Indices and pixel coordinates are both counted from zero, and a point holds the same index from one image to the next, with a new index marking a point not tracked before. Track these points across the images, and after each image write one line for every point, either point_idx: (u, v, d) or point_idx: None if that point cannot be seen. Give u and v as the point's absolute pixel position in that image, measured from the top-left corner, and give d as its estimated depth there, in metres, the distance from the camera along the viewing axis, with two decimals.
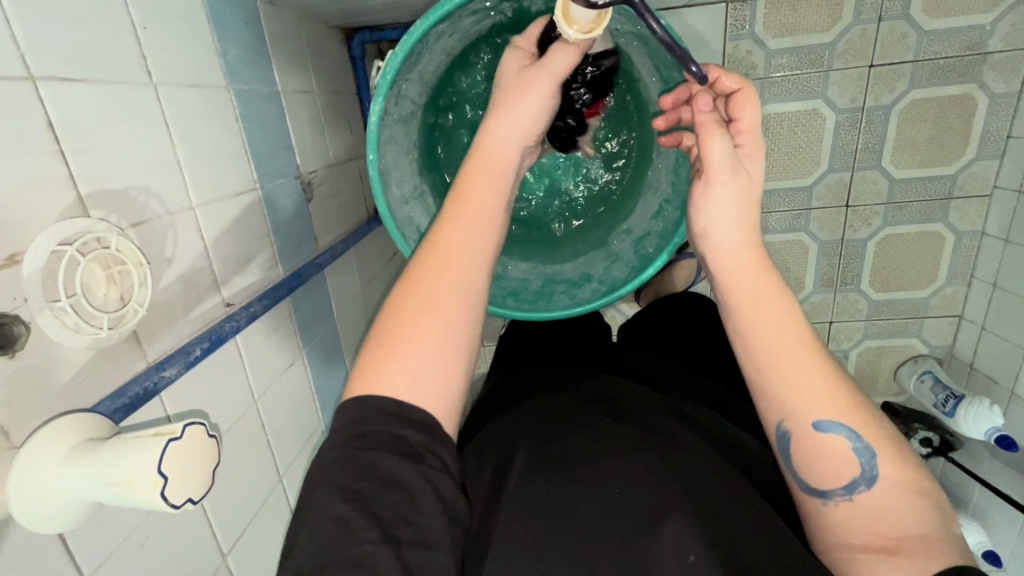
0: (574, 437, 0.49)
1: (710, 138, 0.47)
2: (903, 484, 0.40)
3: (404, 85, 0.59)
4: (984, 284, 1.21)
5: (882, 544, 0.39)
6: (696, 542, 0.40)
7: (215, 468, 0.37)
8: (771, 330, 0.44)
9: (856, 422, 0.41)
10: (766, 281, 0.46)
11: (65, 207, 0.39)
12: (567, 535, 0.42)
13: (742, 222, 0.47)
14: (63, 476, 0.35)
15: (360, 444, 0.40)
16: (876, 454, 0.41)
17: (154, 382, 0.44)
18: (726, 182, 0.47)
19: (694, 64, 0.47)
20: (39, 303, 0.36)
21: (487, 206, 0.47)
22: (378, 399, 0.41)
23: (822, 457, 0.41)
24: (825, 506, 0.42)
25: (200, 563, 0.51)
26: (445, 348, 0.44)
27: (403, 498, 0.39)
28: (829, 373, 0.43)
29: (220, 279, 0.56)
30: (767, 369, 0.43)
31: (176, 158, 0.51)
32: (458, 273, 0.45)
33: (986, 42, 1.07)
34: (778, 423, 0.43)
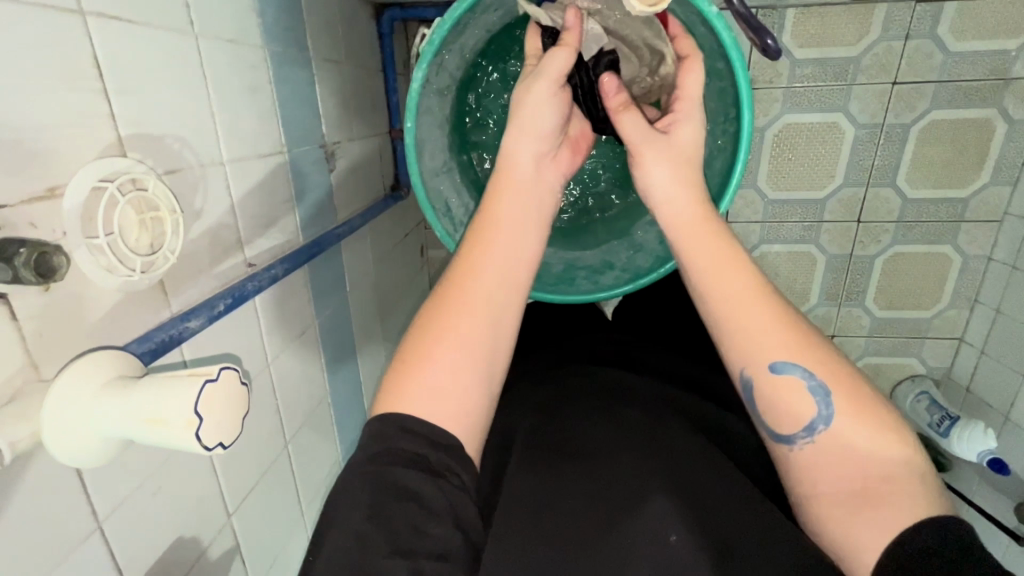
0: (566, 430, 0.52)
1: (620, 117, 0.54)
2: (862, 427, 0.44)
3: (446, 55, 0.59)
4: (987, 308, 1.22)
5: (859, 491, 0.42)
6: (677, 524, 0.43)
7: (247, 416, 0.36)
8: (723, 281, 0.48)
9: (807, 361, 0.45)
10: (713, 239, 0.50)
11: (105, 146, 0.39)
12: (558, 522, 0.44)
13: (680, 185, 0.52)
14: (92, 409, 0.34)
15: (384, 462, 0.41)
16: (830, 390, 0.45)
17: (179, 332, 0.43)
18: (644, 151, 0.52)
19: (772, 39, 0.54)
20: (77, 238, 0.36)
21: (512, 214, 0.50)
22: (402, 416, 0.43)
23: (782, 397, 0.45)
24: (791, 452, 0.45)
25: (206, 519, 0.51)
26: (485, 312, 0.47)
27: (422, 511, 0.39)
28: (779, 309, 0.47)
29: (243, 239, 0.56)
30: (727, 326, 0.47)
31: (211, 111, 0.51)
32: (491, 278, 0.48)
33: (1010, 67, 1.08)
34: (741, 370, 0.47)
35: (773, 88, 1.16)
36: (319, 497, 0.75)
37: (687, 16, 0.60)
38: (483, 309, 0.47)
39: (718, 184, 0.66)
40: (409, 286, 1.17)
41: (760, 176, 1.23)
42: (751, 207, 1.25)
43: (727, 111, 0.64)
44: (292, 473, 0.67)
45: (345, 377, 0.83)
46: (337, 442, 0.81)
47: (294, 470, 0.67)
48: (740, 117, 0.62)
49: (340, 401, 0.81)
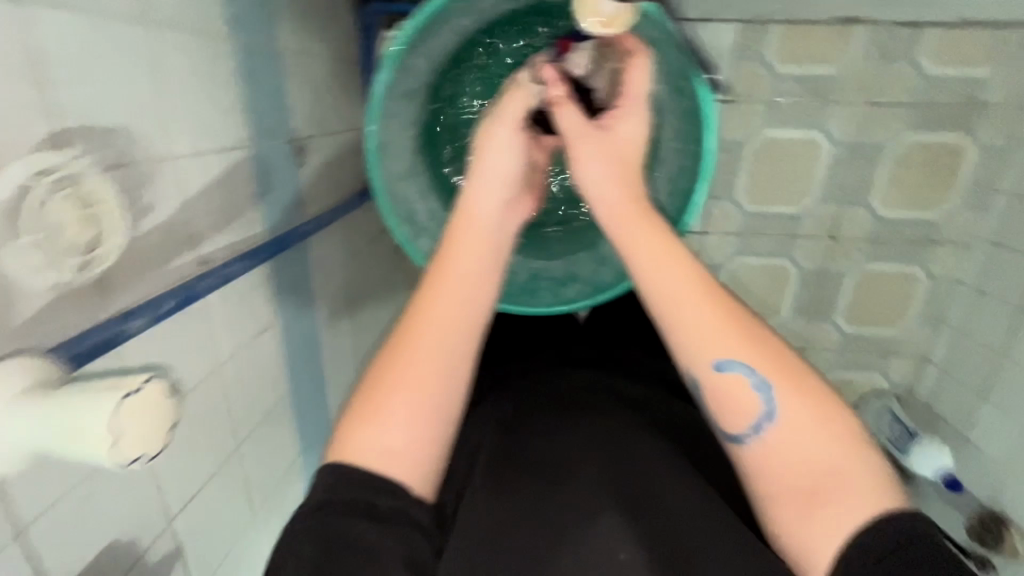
0: (527, 439, 0.52)
1: (561, 110, 0.51)
2: (803, 421, 0.43)
3: (414, 59, 0.58)
4: (950, 329, 1.25)
5: (808, 490, 0.42)
6: (628, 542, 0.43)
7: (174, 429, 0.35)
8: (664, 276, 0.46)
9: (752, 356, 0.44)
10: (652, 230, 0.48)
11: (42, 139, 0.37)
12: (513, 543, 0.44)
13: (614, 175, 0.50)
14: (11, 416, 0.33)
15: (332, 511, 0.41)
16: (773, 385, 0.44)
17: (118, 333, 0.42)
18: (581, 139, 0.50)
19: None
20: (2, 237, 0.35)
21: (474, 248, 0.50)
22: (348, 466, 0.43)
23: (727, 396, 0.44)
24: (738, 451, 0.44)
25: (145, 523, 0.49)
26: (453, 339, 0.47)
27: (363, 560, 0.39)
28: (720, 306, 0.45)
29: (197, 235, 0.54)
30: (666, 322, 0.46)
31: (166, 104, 0.49)
32: (443, 320, 0.47)
33: (983, 95, 1.10)
34: (684, 372, 0.46)
35: (754, 102, 1.17)
36: (274, 497, 0.74)
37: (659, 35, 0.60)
38: (444, 348, 0.47)
39: (680, 205, 0.66)
40: (382, 283, 1.15)
41: (738, 188, 1.23)
42: (728, 219, 1.26)
43: (691, 134, 0.64)
44: (243, 474, 0.65)
45: (308, 376, 0.82)
46: (296, 440, 0.79)
47: (245, 471, 0.66)
48: (704, 143, 0.62)
49: (300, 400, 0.80)
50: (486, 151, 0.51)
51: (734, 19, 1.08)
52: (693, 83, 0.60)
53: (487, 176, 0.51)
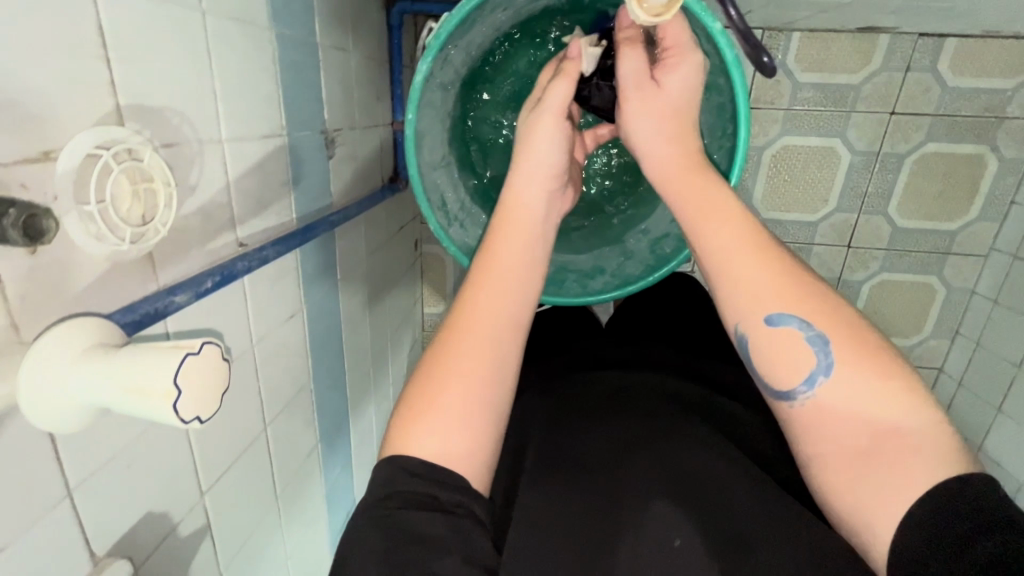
0: (575, 437, 0.53)
1: (625, 54, 0.56)
2: (860, 373, 0.43)
3: (451, 51, 0.59)
4: (967, 341, 1.25)
5: (861, 446, 0.42)
6: (683, 527, 0.44)
7: (225, 392, 0.36)
8: (717, 228, 0.50)
9: (806, 312, 0.46)
10: (703, 185, 0.52)
11: (103, 114, 0.39)
12: (568, 527, 0.45)
13: (665, 139, 0.55)
14: (70, 374, 0.34)
15: (395, 506, 0.41)
16: (828, 338, 0.45)
17: (165, 305, 0.43)
18: (630, 100, 0.56)
19: (768, 56, 0.52)
20: (68, 203, 0.36)
21: (519, 238, 0.53)
22: (409, 459, 0.44)
23: (779, 350, 0.46)
24: (792, 408, 0.46)
25: (178, 495, 0.50)
26: (500, 329, 0.49)
27: (429, 550, 0.38)
28: (771, 259, 0.48)
29: (236, 218, 0.55)
30: (718, 273, 0.49)
31: (213, 89, 0.51)
32: (495, 298, 0.50)
33: (1004, 107, 1.11)
34: (736, 325, 0.49)
35: (774, 109, 1.17)
36: (294, 483, 0.75)
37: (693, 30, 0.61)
38: (491, 327, 0.49)
39: None
40: (400, 279, 1.16)
41: (756, 195, 1.23)
42: None
43: (724, 127, 0.65)
44: (268, 456, 0.66)
45: (330, 365, 0.83)
46: (316, 428, 0.80)
47: (270, 453, 0.67)
48: (736, 134, 0.63)
49: (322, 387, 0.81)
50: (535, 135, 0.55)
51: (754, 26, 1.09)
52: (725, 76, 0.61)
53: (532, 163, 0.55)
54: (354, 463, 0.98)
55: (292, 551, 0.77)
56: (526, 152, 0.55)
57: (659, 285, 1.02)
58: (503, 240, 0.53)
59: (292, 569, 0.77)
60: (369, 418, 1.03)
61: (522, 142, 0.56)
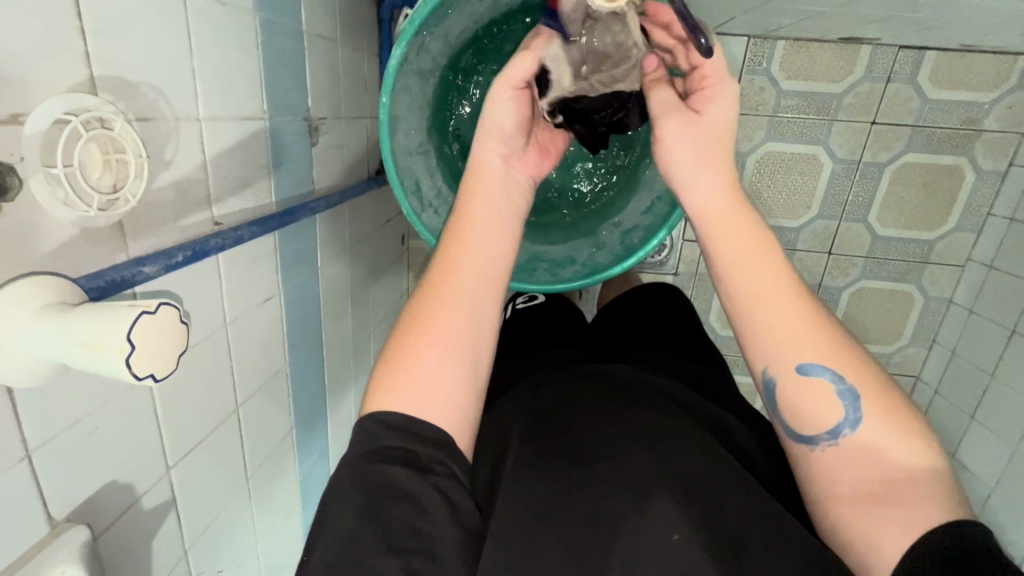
0: (569, 433, 0.53)
1: (656, 91, 0.58)
2: (885, 426, 0.46)
3: (427, 37, 0.61)
4: (944, 349, 1.27)
5: (872, 491, 0.44)
6: (680, 522, 0.43)
7: (185, 351, 0.37)
8: (756, 273, 0.50)
9: (838, 365, 0.48)
10: (746, 228, 0.52)
11: (75, 83, 0.40)
12: (562, 522, 0.45)
13: (713, 174, 0.54)
14: (28, 331, 0.35)
15: (377, 459, 0.44)
16: (858, 392, 0.47)
17: (132, 275, 0.43)
18: (671, 121, 0.56)
19: (705, 37, 0.49)
20: (35, 165, 0.37)
21: (484, 203, 0.55)
22: (388, 414, 0.46)
23: (806, 395, 0.48)
24: (812, 451, 0.48)
25: (143, 468, 0.51)
26: (476, 301, 0.51)
27: (413, 509, 0.42)
28: (805, 304, 0.50)
29: (212, 197, 0.56)
30: (754, 316, 0.50)
31: (191, 67, 0.52)
32: (469, 265, 0.52)
33: (982, 119, 1.13)
34: (766, 369, 0.50)
35: (759, 116, 1.19)
36: (266, 467, 0.75)
37: None
38: (467, 294, 0.51)
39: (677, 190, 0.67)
40: (385, 272, 1.17)
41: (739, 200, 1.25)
42: None
43: None
44: (240, 437, 0.67)
45: (308, 352, 0.83)
46: (291, 414, 0.81)
47: (242, 434, 0.67)
48: None
49: (299, 373, 0.81)
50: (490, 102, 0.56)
51: (740, 33, 1.11)
52: None
53: (486, 131, 0.57)
54: (330, 452, 0.98)
55: (262, 535, 0.77)
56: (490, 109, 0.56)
57: (642, 286, 1.03)
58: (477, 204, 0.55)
59: (261, 553, 0.77)
60: (348, 408, 1.03)
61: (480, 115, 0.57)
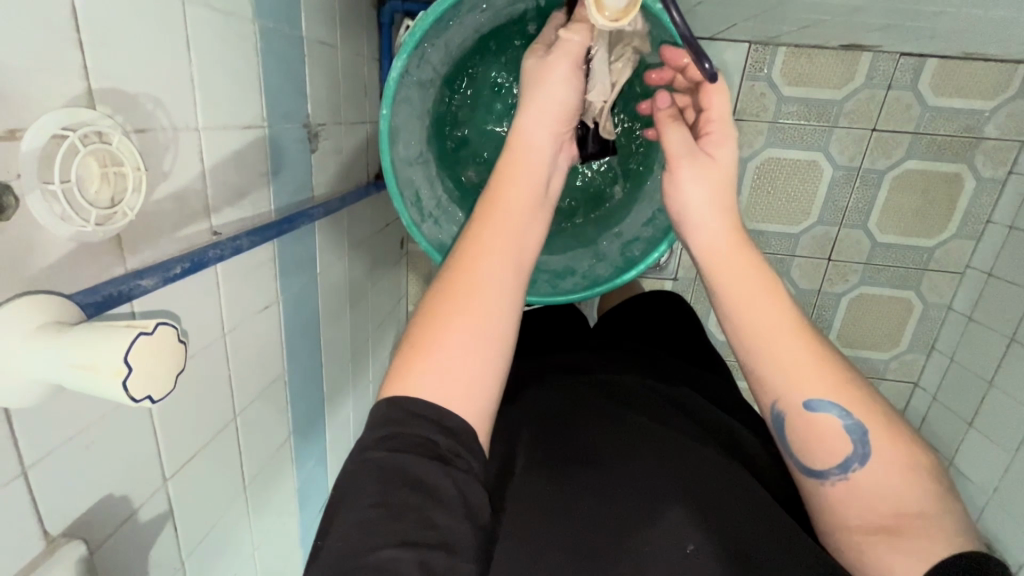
0: (583, 437, 0.53)
1: (668, 131, 0.56)
2: (891, 458, 0.45)
3: (428, 49, 0.61)
4: (943, 356, 1.27)
5: (884, 524, 0.44)
6: (694, 533, 0.44)
7: (180, 372, 0.37)
8: (760, 308, 0.49)
9: (847, 402, 0.47)
10: (748, 265, 0.51)
11: (73, 97, 0.40)
12: (576, 527, 0.45)
13: (714, 209, 0.53)
14: (24, 351, 0.35)
15: (397, 447, 0.43)
16: (866, 430, 0.46)
17: (130, 288, 0.43)
18: (687, 167, 0.54)
19: (709, 62, 0.51)
20: (32, 181, 0.36)
21: (518, 191, 0.52)
22: (410, 401, 0.44)
23: (816, 433, 0.47)
24: (823, 487, 0.47)
25: (140, 480, 0.51)
26: (508, 296, 0.49)
27: (427, 500, 0.41)
28: (810, 339, 0.48)
29: (211, 207, 0.56)
30: (759, 353, 0.49)
31: (191, 77, 0.51)
32: (489, 266, 0.49)
33: (982, 127, 1.13)
34: (773, 404, 0.49)
35: (759, 122, 1.19)
36: (263, 474, 0.74)
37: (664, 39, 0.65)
38: (497, 286, 0.49)
39: None
40: (383, 276, 1.17)
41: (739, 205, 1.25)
42: None
43: None
44: (237, 446, 0.66)
45: (306, 358, 0.83)
46: (289, 421, 0.80)
47: (240, 443, 0.67)
48: None
49: (297, 381, 0.81)
50: (542, 81, 0.54)
51: (741, 39, 1.11)
52: None
53: (541, 104, 0.53)
54: (328, 457, 0.98)
55: (259, 543, 0.76)
56: (536, 94, 0.53)
57: (644, 293, 1.03)
58: (506, 196, 0.52)
59: (258, 560, 0.77)
60: (346, 413, 1.03)
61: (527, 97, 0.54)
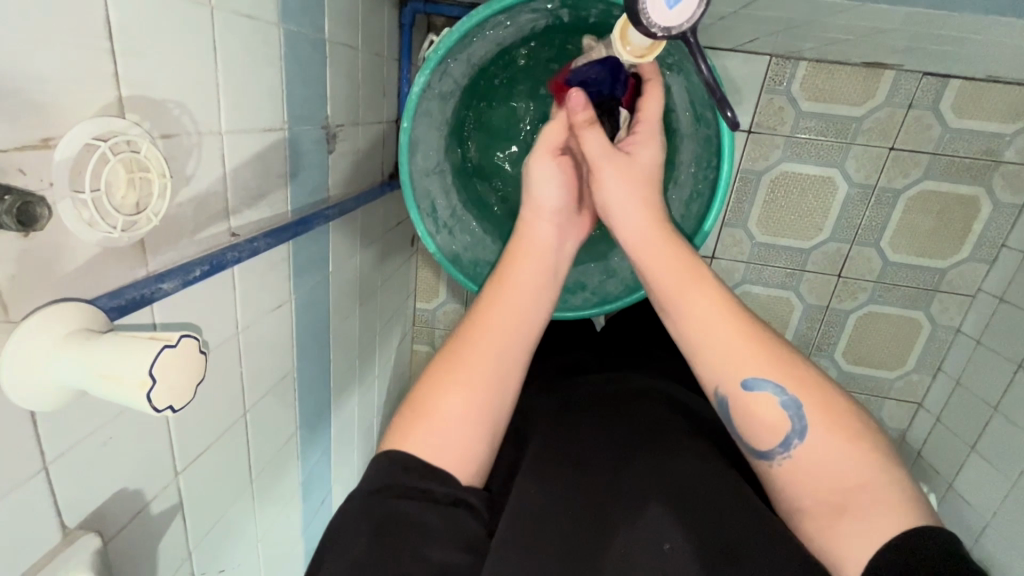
0: (575, 443, 0.54)
1: (587, 134, 0.58)
2: (833, 437, 0.46)
3: (450, 64, 0.63)
4: (949, 378, 1.27)
5: (835, 501, 0.44)
6: (673, 533, 0.44)
7: (201, 382, 0.38)
8: (692, 296, 0.52)
9: (780, 376, 0.49)
10: (675, 252, 0.55)
11: (103, 105, 0.40)
12: (553, 536, 0.45)
13: (636, 205, 0.57)
14: (54, 357, 0.36)
15: (390, 495, 0.45)
16: (802, 404, 0.48)
17: (151, 292, 0.44)
18: (608, 167, 0.58)
19: (732, 110, 0.48)
20: (64, 190, 0.38)
21: (527, 276, 0.58)
22: (403, 454, 0.48)
23: (756, 412, 0.49)
24: (771, 467, 0.48)
25: (153, 474, 0.52)
26: (512, 345, 0.55)
27: (417, 534, 0.43)
28: (744, 321, 0.51)
29: (231, 209, 0.57)
30: (695, 343, 0.52)
31: (216, 82, 0.52)
32: (505, 324, 0.55)
33: (1002, 150, 1.12)
34: (715, 388, 0.51)
35: (776, 136, 1.18)
36: (270, 468, 0.76)
37: (683, 64, 0.68)
38: (498, 343, 0.54)
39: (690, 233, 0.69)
40: (393, 273, 1.18)
41: (751, 218, 1.24)
42: (738, 247, 1.27)
43: (697, 210, 0.74)
44: (246, 440, 0.68)
45: (315, 355, 0.84)
46: (297, 417, 0.82)
47: (248, 437, 0.68)
48: (706, 218, 0.72)
49: (306, 376, 0.82)
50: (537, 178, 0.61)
51: (762, 52, 1.10)
52: (717, 138, 0.70)
53: (538, 202, 0.61)
54: (333, 450, 0.99)
55: (263, 535, 0.78)
56: (536, 190, 0.61)
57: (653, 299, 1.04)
58: (517, 273, 0.58)
59: (262, 551, 0.79)
60: (352, 408, 1.04)
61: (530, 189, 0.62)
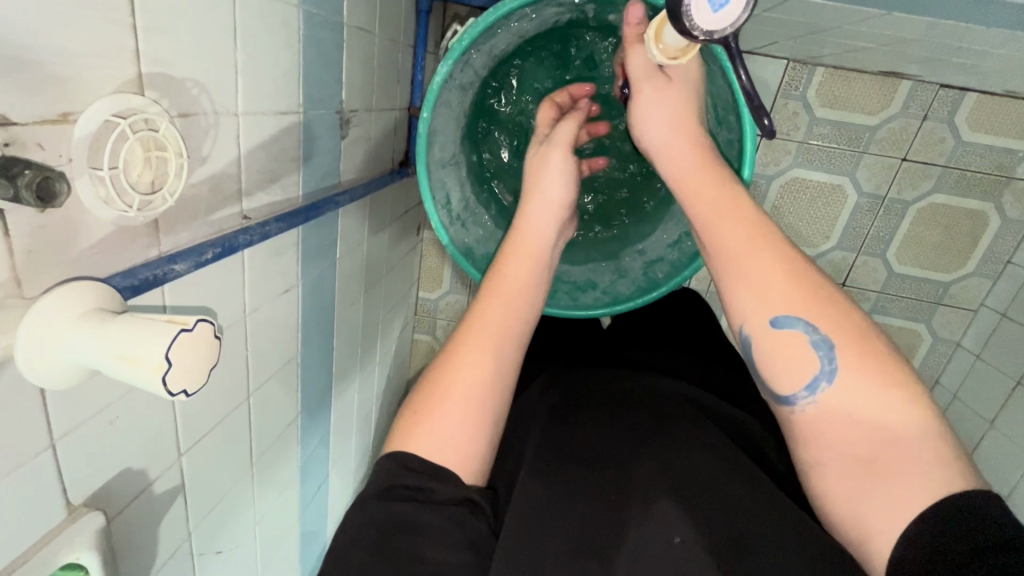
0: (583, 438, 0.54)
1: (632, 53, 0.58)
2: (867, 380, 0.45)
3: (473, 54, 0.62)
4: (946, 391, 1.27)
5: (869, 455, 0.44)
6: (681, 525, 0.43)
7: (214, 366, 0.38)
8: (730, 230, 0.52)
9: (807, 314, 0.48)
10: (720, 185, 0.55)
11: (124, 81, 0.40)
12: (566, 533, 0.46)
13: (670, 122, 0.57)
14: (67, 337, 0.36)
15: (388, 497, 0.46)
16: (832, 342, 0.47)
17: (163, 273, 0.44)
18: (646, 91, 0.57)
19: (769, 118, 0.47)
20: (82, 166, 0.37)
21: (519, 276, 0.58)
22: (405, 456, 0.49)
23: (781, 351, 0.48)
24: (792, 413, 0.48)
25: (156, 454, 0.52)
26: (507, 326, 0.55)
27: (416, 537, 0.43)
28: (784, 262, 0.50)
29: (243, 191, 0.56)
30: (732, 294, 0.52)
31: (235, 61, 0.51)
32: (498, 316, 0.55)
33: (1014, 167, 1.11)
34: (739, 325, 0.51)
35: (788, 141, 1.17)
36: (270, 452, 0.76)
37: (713, 69, 0.67)
38: (496, 320, 0.55)
39: None
40: (398, 262, 1.17)
41: None
42: None
43: None
44: (249, 423, 0.68)
45: (319, 340, 0.84)
46: (298, 402, 0.81)
47: (251, 420, 0.68)
48: None
49: (309, 362, 0.82)
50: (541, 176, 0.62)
51: (780, 56, 1.09)
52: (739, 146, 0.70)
53: (542, 198, 0.61)
54: (332, 436, 0.99)
55: (260, 518, 0.78)
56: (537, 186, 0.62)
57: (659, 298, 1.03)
58: (511, 267, 0.59)
59: (258, 534, 0.79)
60: (352, 394, 1.04)
61: (529, 187, 0.62)
